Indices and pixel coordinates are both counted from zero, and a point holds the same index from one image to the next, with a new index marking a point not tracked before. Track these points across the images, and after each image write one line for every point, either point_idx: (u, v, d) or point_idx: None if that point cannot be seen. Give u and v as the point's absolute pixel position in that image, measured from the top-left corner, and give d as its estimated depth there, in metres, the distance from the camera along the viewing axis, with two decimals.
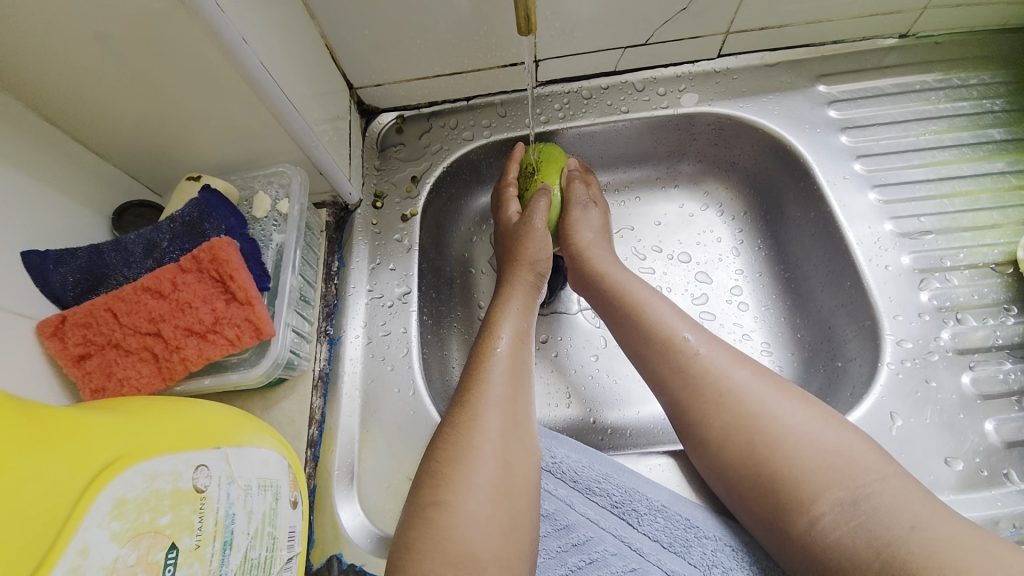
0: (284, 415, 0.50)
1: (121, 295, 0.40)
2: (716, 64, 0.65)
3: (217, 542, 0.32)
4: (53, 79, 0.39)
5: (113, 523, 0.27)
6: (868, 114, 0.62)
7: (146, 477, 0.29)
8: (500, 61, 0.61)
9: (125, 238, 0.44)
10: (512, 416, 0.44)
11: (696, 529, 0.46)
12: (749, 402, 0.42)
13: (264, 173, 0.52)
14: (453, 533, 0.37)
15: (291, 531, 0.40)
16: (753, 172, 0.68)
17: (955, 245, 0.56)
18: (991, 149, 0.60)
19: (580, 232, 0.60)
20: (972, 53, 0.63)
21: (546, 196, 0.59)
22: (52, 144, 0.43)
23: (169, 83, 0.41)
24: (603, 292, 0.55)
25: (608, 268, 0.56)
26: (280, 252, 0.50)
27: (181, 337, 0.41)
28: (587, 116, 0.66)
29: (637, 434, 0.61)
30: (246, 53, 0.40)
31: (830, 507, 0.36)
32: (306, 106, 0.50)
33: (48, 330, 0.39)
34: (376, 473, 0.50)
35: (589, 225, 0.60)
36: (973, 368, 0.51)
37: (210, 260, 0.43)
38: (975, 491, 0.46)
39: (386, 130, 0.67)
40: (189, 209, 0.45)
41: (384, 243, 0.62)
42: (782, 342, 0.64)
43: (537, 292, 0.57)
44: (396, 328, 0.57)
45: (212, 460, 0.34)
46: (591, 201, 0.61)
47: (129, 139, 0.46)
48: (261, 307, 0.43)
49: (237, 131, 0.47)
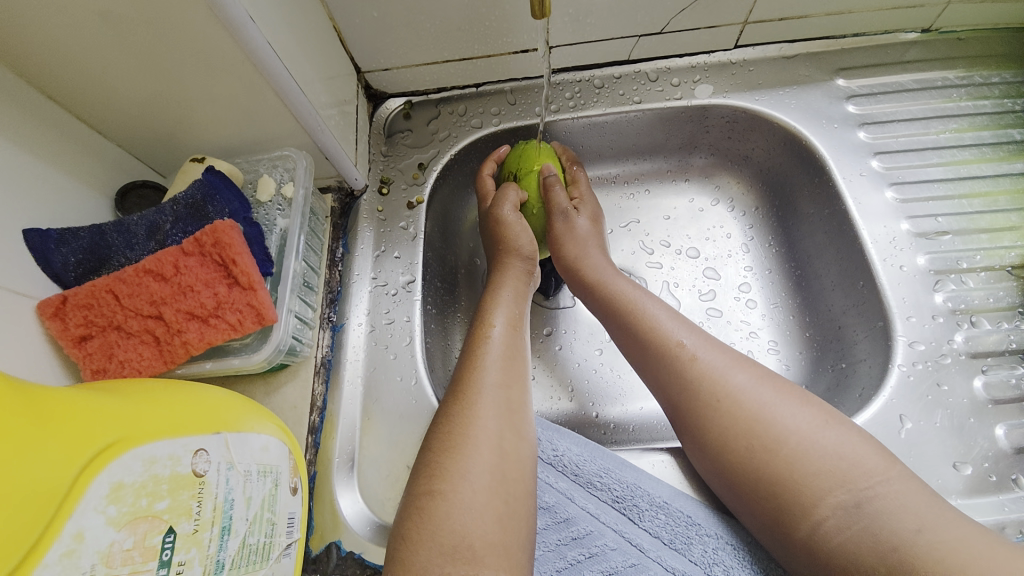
0: (285, 401, 0.50)
1: (123, 276, 0.40)
2: (732, 55, 0.63)
3: (215, 528, 0.32)
4: (54, 55, 0.38)
5: (108, 508, 0.27)
6: (886, 110, 0.61)
7: (144, 462, 0.29)
8: (511, 47, 0.60)
9: (127, 219, 0.44)
10: (508, 406, 0.44)
11: (697, 526, 0.45)
12: (748, 406, 0.41)
13: (269, 156, 0.52)
14: (448, 522, 0.37)
15: (291, 517, 0.40)
16: (766, 166, 0.67)
17: (972, 247, 0.55)
18: (1012, 149, 0.58)
19: (564, 241, 0.58)
20: (996, 50, 0.61)
21: (515, 189, 0.59)
22: (53, 122, 0.42)
23: (172, 62, 0.41)
24: (601, 294, 0.54)
25: (603, 275, 0.55)
26: (283, 237, 0.49)
27: (182, 320, 0.41)
28: (598, 105, 0.64)
29: (640, 429, 0.60)
30: (251, 32, 0.39)
31: (833, 510, 0.36)
32: (312, 89, 0.49)
33: (50, 310, 0.38)
34: (376, 461, 0.50)
35: (572, 232, 0.58)
36: (986, 372, 0.50)
37: (213, 243, 0.42)
38: (983, 496, 0.45)
39: (393, 116, 0.66)
40: (192, 191, 0.45)
41: (389, 231, 0.61)
42: (790, 340, 0.63)
43: (528, 283, 0.56)
44: (399, 316, 0.56)
45: (211, 445, 0.34)
46: (574, 209, 0.59)
47: (132, 119, 0.46)
48: (263, 293, 0.43)
49: (241, 112, 0.46)
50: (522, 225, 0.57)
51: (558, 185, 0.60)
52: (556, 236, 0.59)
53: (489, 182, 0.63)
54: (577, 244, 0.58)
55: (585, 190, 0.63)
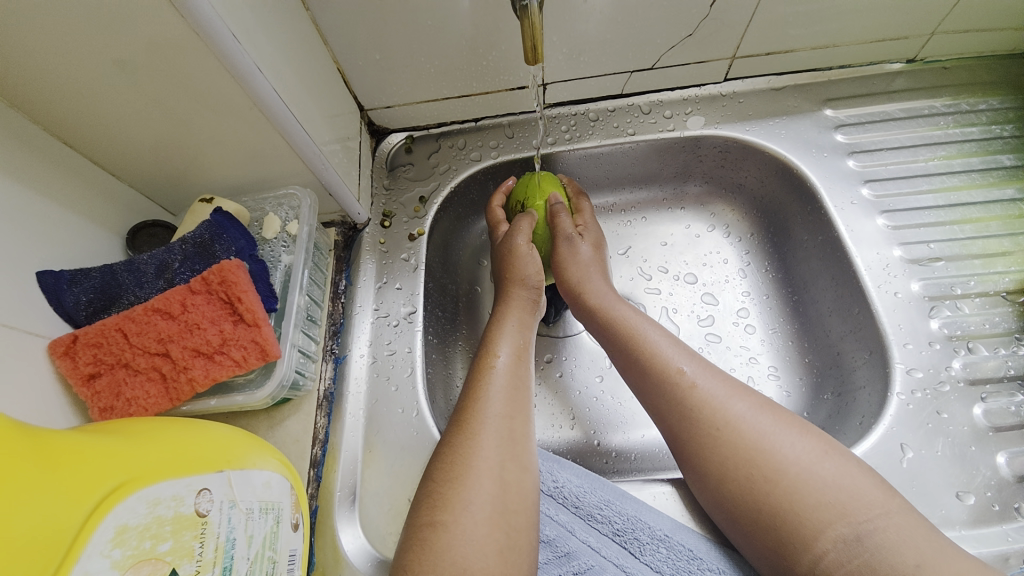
0: (288, 434, 0.51)
1: (132, 315, 0.41)
2: (722, 87, 0.65)
3: (216, 568, 0.32)
4: (71, 105, 0.40)
5: (113, 551, 0.27)
6: (875, 138, 0.62)
7: (147, 503, 0.30)
8: (508, 84, 0.62)
9: (137, 259, 0.45)
10: (510, 435, 0.44)
11: (698, 560, 0.45)
12: (747, 434, 0.41)
13: (275, 194, 0.53)
14: (449, 553, 0.37)
15: (292, 555, 0.40)
16: (760, 194, 0.68)
17: (965, 272, 0.56)
18: (1001, 175, 0.59)
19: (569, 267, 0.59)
20: (981, 78, 0.63)
21: (529, 218, 0.60)
22: (69, 166, 0.44)
23: (184, 108, 0.43)
24: (601, 320, 0.55)
25: (604, 300, 0.56)
26: (288, 273, 0.51)
27: (188, 358, 0.42)
28: (593, 137, 0.66)
29: (642, 458, 0.60)
30: (258, 80, 0.41)
31: (833, 543, 0.36)
32: (317, 129, 0.51)
33: (61, 349, 0.39)
34: (378, 495, 0.50)
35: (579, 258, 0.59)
36: (986, 399, 0.50)
37: (219, 281, 0.43)
38: (989, 526, 0.45)
39: (395, 150, 0.68)
40: (201, 231, 0.46)
41: (390, 262, 0.62)
42: (790, 366, 0.63)
43: (536, 310, 0.57)
44: (401, 347, 0.57)
45: (214, 484, 0.34)
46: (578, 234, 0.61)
47: (145, 162, 0.48)
48: (267, 329, 0.44)
49: (249, 153, 0.48)
50: (532, 255, 0.58)
51: (563, 211, 0.61)
52: (560, 260, 0.60)
53: (499, 213, 0.65)
54: (581, 266, 0.59)
55: (589, 219, 0.64)
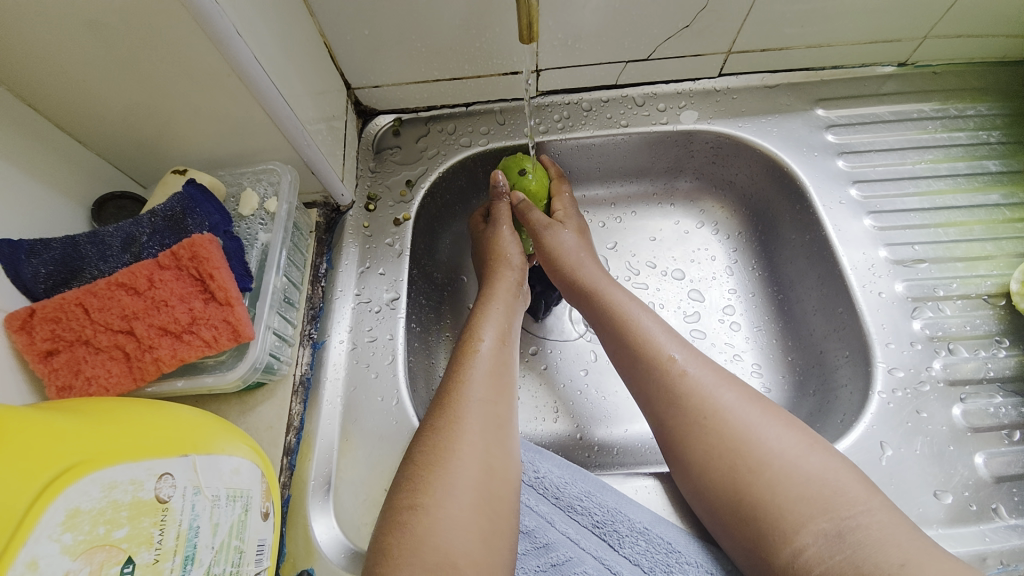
0: (261, 420, 0.49)
1: (94, 290, 0.39)
2: (716, 83, 0.65)
3: (177, 558, 0.31)
4: (33, 64, 0.38)
5: (64, 535, 0.26)
6: (865, 140, 0.62)
7: (103, 487, 0.28)
8: (501, 69, 0.61)
9: (103, 231, 0.43)
10: (494, 420, 0.43)
11: (677, 554, 0.44)
12: (734, 425, 0.41)
13: (253, 170, 0.51)
14: (430, 538, 0.36)
15: (260, 544, 0.38)
16: (749, 192, 0.68)
17: (948, 275, 0.56)
18: (986, 180, 0.60)
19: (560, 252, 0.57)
20: (969, 84, 0.63)
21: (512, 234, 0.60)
22: (29, 128, 0.41)
23: (157, 73, 0.40)
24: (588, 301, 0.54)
25: (601, 286, 0.54)
26: (264, 252, 0.49)
27: (155, 336, 0.39)
28: (585, 128, 0.65)
29: (624, 452, 0.60)
30: (238, 48, 0.39)
31: (814, 538, 0.36)
32: (300, 103, 0.49)
33: (16, 323, 0.37)
34: (354, 485, 0.48)
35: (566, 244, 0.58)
36: (965, 400, 0.51)
37: (191, 257, 0.41)
38: (965, 525, 0.45)
39: (382, 132, 0.66)
40: (172, 204, 0.44)
41: (374, 247, 0.60)
42: (773, 364, 0.63)
43: (519, 291, 0.57)
44: (382, 334, 0.55)
45: (178, 469, 0.33)
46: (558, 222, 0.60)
47: (115, 129, 0.45)
48: (241, 309, 0.42)
49: (227, 125, 0.46)
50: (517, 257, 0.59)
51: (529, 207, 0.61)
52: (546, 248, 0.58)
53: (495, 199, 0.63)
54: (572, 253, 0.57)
55: (568, 202, 0.64)
